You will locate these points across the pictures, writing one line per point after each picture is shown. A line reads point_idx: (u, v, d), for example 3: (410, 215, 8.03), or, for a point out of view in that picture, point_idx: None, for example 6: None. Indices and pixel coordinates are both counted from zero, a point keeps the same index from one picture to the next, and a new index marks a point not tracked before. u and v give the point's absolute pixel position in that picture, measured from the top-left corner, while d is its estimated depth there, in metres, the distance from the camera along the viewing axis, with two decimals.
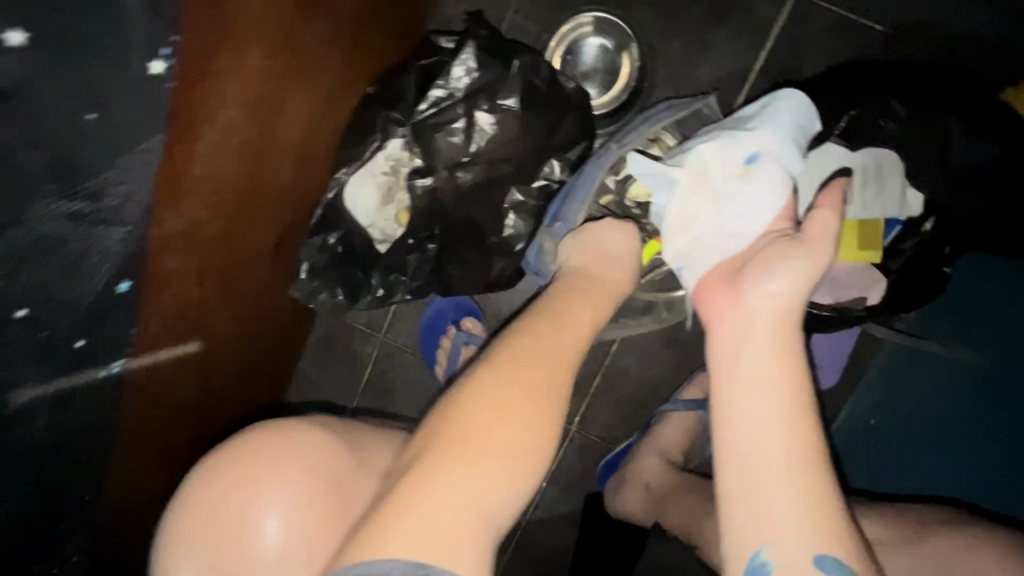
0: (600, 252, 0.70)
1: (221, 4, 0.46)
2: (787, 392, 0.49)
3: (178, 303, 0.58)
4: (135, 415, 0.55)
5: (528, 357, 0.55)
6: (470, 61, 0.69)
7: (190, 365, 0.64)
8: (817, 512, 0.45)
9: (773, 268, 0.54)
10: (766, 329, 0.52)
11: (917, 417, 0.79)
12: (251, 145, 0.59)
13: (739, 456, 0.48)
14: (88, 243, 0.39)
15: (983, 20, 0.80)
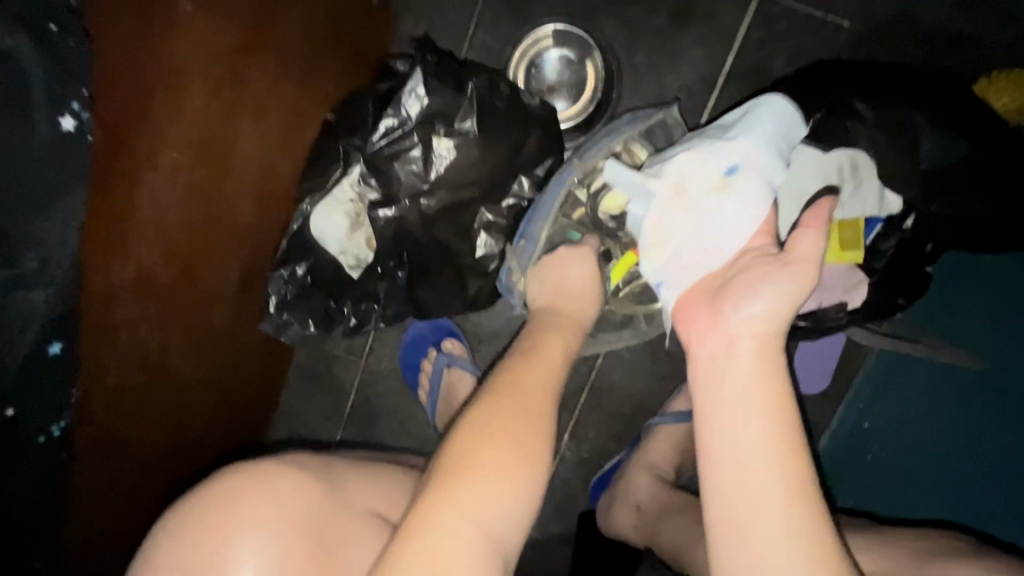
0: (565, 283, 0.69)
1: (148, 48, 0.46)
2: (773, 418, 0.46)
3: (138, 351, 0.57)
4: (84, 464, 0.55)
5: (514, 385, 0.55)
6: (418, 88, 0.68)
7: (154, 410, 0.63)
8: (812, 544, 0.43)
9: (757, 288, 0.49)
10: (749, 354, 0.48)
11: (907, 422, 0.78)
12: (202, 186, 0.58)
13: (727, 489, 0.46)
14: (9, 300, 0.40)
15: (953, 10, 0.78)
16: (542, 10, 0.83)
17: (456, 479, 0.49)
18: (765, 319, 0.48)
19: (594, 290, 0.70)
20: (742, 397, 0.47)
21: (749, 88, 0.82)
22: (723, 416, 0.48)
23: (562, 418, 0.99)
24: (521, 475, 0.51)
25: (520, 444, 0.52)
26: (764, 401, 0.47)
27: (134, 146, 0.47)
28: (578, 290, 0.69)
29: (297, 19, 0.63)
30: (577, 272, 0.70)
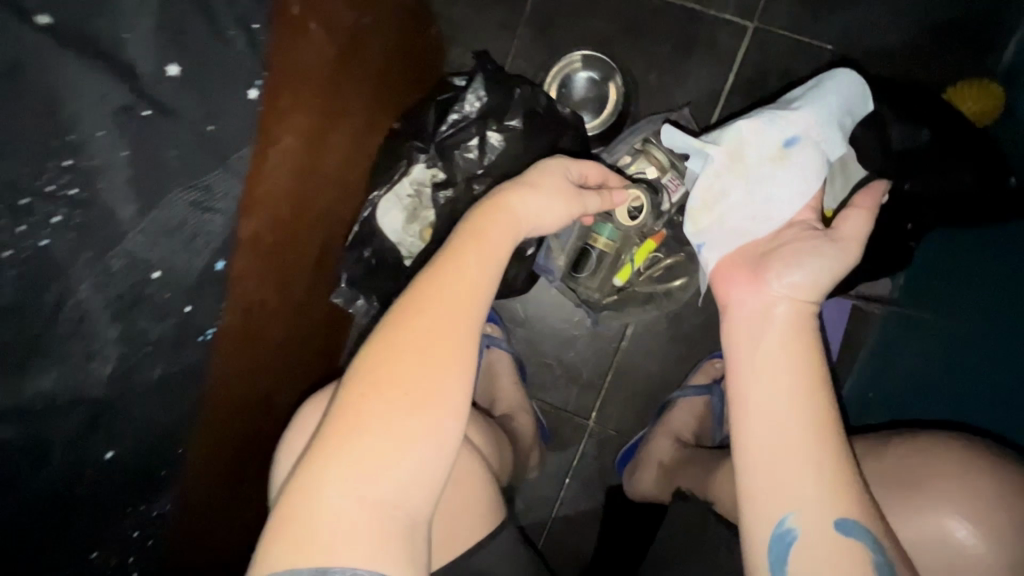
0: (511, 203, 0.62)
1: (284, 52, 0.57)
2: (801, 376, 0.54)
3: (248, 301, 0.64)
4: (217, 406, 0.62)
5: (402, 327, 0.52)
6: (479, 90, 0.81)
7: (263, 359, 0.72)
8: (835, 481, 0.50)
9: (800, 262, 0.57)
10: (785, 318, 0.56)
11: (913, 364, 0.89)
12: (299, 167, 0.68)
13: (761, 437, 0.53)
14: (199, 227, 0.48)
15: (918, 34, 0.92)
16: (569, 42, 1.00)
17: (338, 440, 0.48)
18: (798, 291, 0.57)
19: (556, 197, 0.61)
20: (775, 358, 0.55)
21: (747, 101, 0.96)
22: (757, 374, 0.55)
23: (590, 397, 1.08)
24: (405, 426, 0.49)
25: (404, 392, 0.49)
26: (796, 361, 0.55)
27: (269, 131, 0.59)
28: (523, 197, 0.59)
29: (375, 42, 0.77)
30: (538, 184, 0.61)
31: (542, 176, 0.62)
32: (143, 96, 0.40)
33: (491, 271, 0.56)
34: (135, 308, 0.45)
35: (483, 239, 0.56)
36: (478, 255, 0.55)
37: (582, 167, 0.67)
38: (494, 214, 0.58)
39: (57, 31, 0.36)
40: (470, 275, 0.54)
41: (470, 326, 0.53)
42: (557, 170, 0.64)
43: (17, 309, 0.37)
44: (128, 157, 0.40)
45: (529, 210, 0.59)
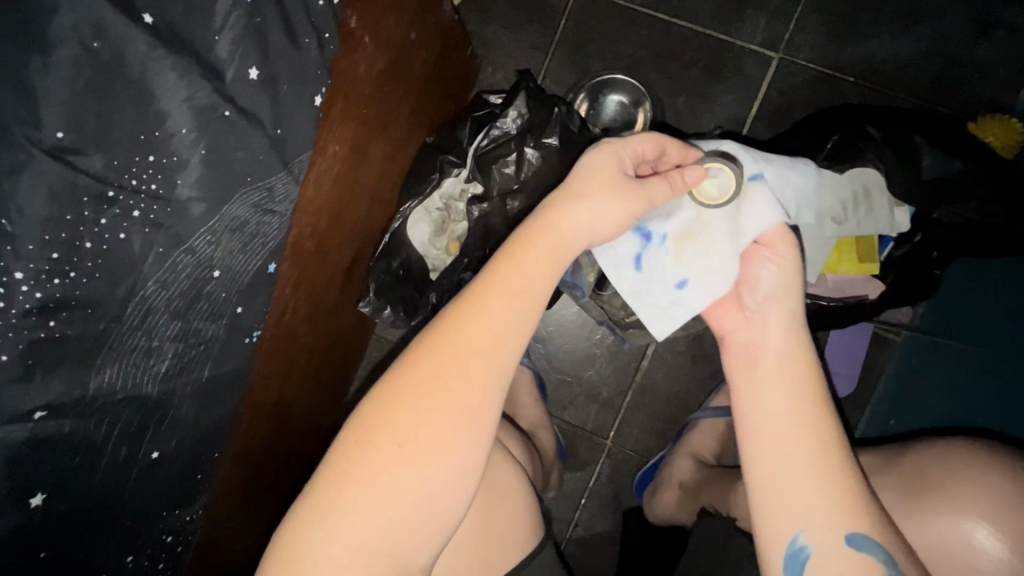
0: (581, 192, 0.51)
1: (343, 62, 0.56)
2: (804, 390, 0.52)
3: (284, 306, 0.61)
4: (253, 412, 0.61)
5: (412, 374, 0.46)
6: (521, 107, 0.82)
7: (296, 367, 0.71)
8: (844, 498, 0.48)
9: (756, 269, 0.57)
10: (774, 334, 0.55)
11: (926, 384, 0.91)
12: (344, 175, 0.66)
13: (766, 453, 0.51)
14: (261, 229, 0.48)
15: (938, 70, 0.96)
16: (598, 65, 1.03)
17: (329, 490, 0.44)
18: (781, 291, 0.55)
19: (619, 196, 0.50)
20: (777, 373, 0.53)
21: (773, 129, 0.99)
22: (763, 391, 0.52)
23: (608, 416, 1.07)
24: (407, 462, 0.45)
25: (403, 442, 0.45)
26: (799, 374, 0.52)
27: (321, 134, 0.57)
28: (570, 215, 0.50)
29: (420, 57, 0.77)
30: (598, 190, 0.50)
31: (589, 177, 0.51)
32: (226, 97, 0.42)
33: (531, 302, 0.49)
34: (193, 307, 0.45)
35: (517, 272, 0.49)
36: (508, 291, 0.48)
37: (636, 143, 0.54)
38: (531, 243, 0.49)
39: (157, 31, 0.38)
40: (509, 304, 0.48)
41: (492, 373, 0.47)
42: (608, 159, 0.52)
43: (88, 299, 0.39)
44: (204, 156, 0.42)
45: (582, 224, 0.50)
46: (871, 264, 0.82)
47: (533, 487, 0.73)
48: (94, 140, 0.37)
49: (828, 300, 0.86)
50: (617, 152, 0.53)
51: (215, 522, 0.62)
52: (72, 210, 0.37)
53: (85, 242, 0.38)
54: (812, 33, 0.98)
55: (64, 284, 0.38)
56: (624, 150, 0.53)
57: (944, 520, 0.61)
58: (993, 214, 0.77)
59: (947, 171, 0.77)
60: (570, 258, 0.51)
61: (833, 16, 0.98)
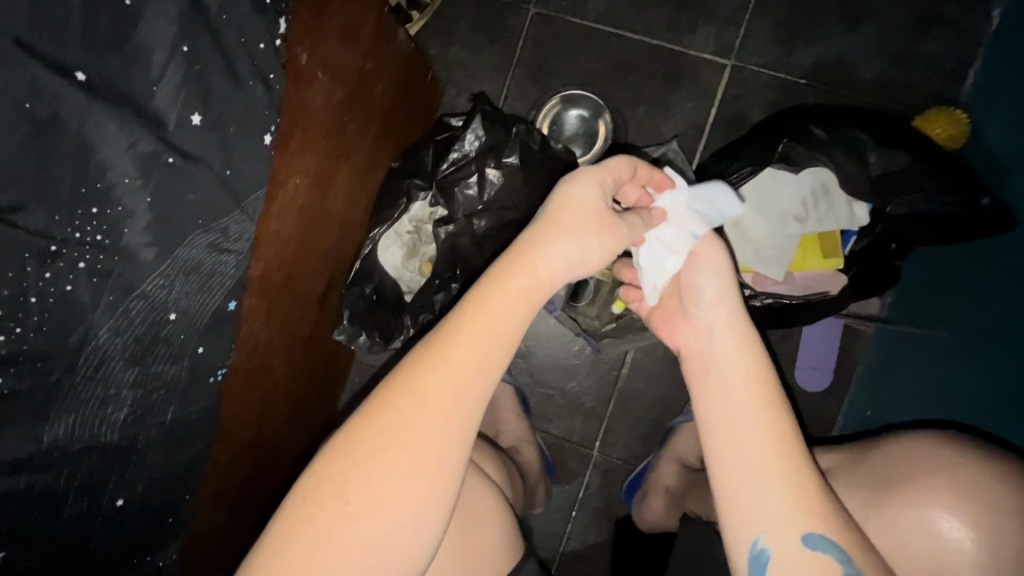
0: (568, 225, 0.52)
1: (296, 97, 0.57)
2: (767, 391, 0.53)
3: (251, 340, 0.60)
4: (225, 452, 0.60)
5: (366, 428, 0.47)
6: (479, 129, 0.82)
7: (270, 399, 0.70)
8: (802, 498, 0.48)
9: (696, 279, 0.60)
10: (726, 341, 0.57)
11: (891, 375, 0.93)
12: (308, 208, 0.66)
13: (728, 460, 0.51)
14: (213, 269, 0.48)
15: (885, 67, 0.99)
16: (558, 83, 1.05)
17: (280, 545, 0.44)
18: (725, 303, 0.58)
19: (597, 237, 0.52)
20: (741, 374, 0.55)
21: (731, 133, 1.02)
22: (737, 397, 0.53)
23: (593, 426, 1.07)
24: (380, 497, 0.45)
25: (347, 500, 0.45)
26: (764, 381, 0.54)
27: (280, 168, 0.57)
28: (549, 254, 0.51)
29: (379, 87, 0.79)
30: (571, 231, 0.52)
31: (567, 212, 0.52)
32: (169, 145, 0.43)
33: (504, 341, 0.50)
34: (151, 351, 0.46)
35: (488, 319, 0.49)
36: (477, 335, 0.49)
37: (613, 166, 0.56)
38: (503, 286, 0.50)
39: (93, 87, 0.39)
40: (488, 342, 0.49)
41: (450, 425, 0.47)
42: (583, 190, 0.53)
43: (39, 353, 0.39)
44: (151, 203, 0.42)
45: (558, 265, 0.51)
46: (834, 261, 0.85)
47: (509, 504, 0.73)
48: (33, 195, 0.37)
49: (794, 299, 0.87)
50: (591, 182, 0.54)
51: (194, 565, 0.61)
52: (14, 266, 0.37)
53: (30, 296, 0.38)
54: (762, 39, 1.01)
55: (11, 340, 0.38)
56: (599, 178, 0.54)
57: (908, 514, 0.60)
58: (945, 203, 0.77)
59: (895, 166, 0.79)
60: (536, 301, 0.52)
61: (781, 22, 1.01)
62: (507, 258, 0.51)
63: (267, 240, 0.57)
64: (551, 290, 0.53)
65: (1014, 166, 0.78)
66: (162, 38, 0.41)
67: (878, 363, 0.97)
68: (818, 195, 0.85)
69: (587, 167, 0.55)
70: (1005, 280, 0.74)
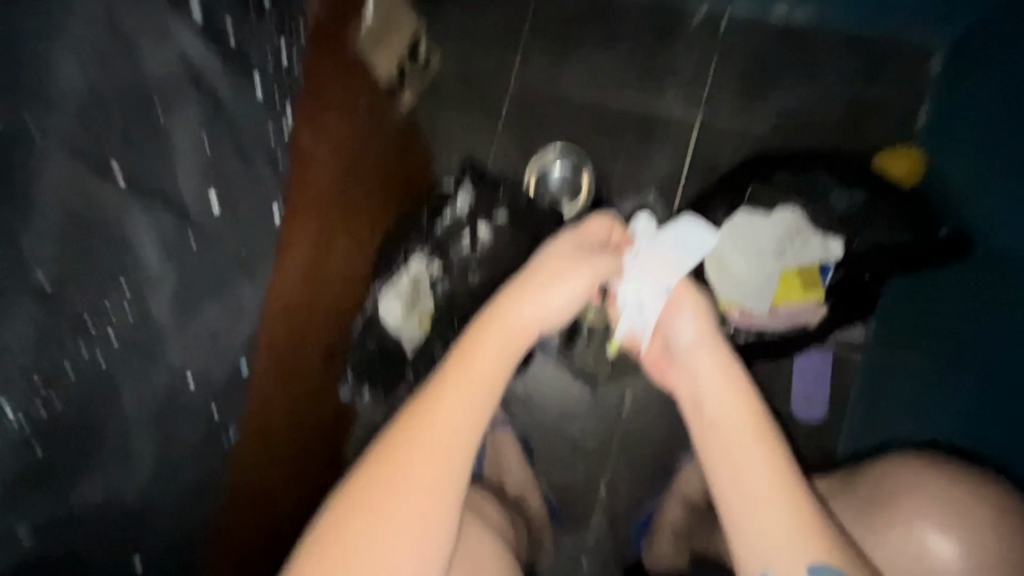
0: (536, 285, 0.56)
1: (299, 176, 0.63)
2: (749, 422, 0.55)
3: (259, 401, 0.63)
4: (235, 516, 0.62)
5: (357, 487, 0.50)
6: (469, 192, 0.91)
7: (280, 458, 0.73)
8: (797, 526, 0.50)
9: (676, 324, 0.61)
10: (711, 375, 0.57)
11: (882, 399, 0.97)
12: (311, 273, 0.71)
13: (724, 492, 0.53)
14: (228, 336, 0.52)
15: (841, 112, 1.07)
16: (541, 142, 1.13)
17: None
18: (708, 343, 0.59)
19: (559, 288, 0.56)
20: (724, 410, 0.56)
21: (705, 180, 1.09)
22: (718, 432, 0.55)
23: (597, 470, 1.08)
24: (381, 551, 0.48)
25: (347, 555, 0.48)
26: (739, 414, 0.55)
27: (287, 239, 0.63)
28: (518, 313, 0.55)
29: (375, 158, 0.86)
30: (536, 289, 0.56)
31: (533, 274, 0.57)
32: (190, 228, 0.47)
33: (484, 395, 0.53)
34: (171, 418, 0.49)
35: (464, 377, 0.53)
36: (455, 391, 0.52)
37: (585, 231, 0.63)
38: (479, 345, 0.54)
39: (127, 186, 0.43)
40: (468, 398, 0.52)
41: (440, 477, 0.51)
42: (550, 254, 0.60)
43: (69, 421, 0.43)
44: (174, 281, 0.47)
45: (528, 321, 0.55)
46: (814, 292, 0.89)
47: (513, 551, 0.74)
48: (73, 280, 0.43)
49: (775, 330, 0.93)
50: (559, 247, 0.60)
51: None
52: None
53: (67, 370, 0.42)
54: (726, 93, 1.10)
55: (48, 407, 0.42)
56: (571, 240, 0.61)
57: (897, 533, 0.63)
58: (894, 236, 0.85)
59: (845, 206, 0.88)
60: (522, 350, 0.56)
61: (741, 77, 1.10)
62: (480, 322, 0.56)
63: (273, 304, 0.61)
64: (529, 343, 0.56)
65: (976, 199, 0.84)
66: (185, 136, 0.46)
67: (870, 390, 0.99)
68: (792, 230, 0.88)
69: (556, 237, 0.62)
70: (987, 302, 0.78)
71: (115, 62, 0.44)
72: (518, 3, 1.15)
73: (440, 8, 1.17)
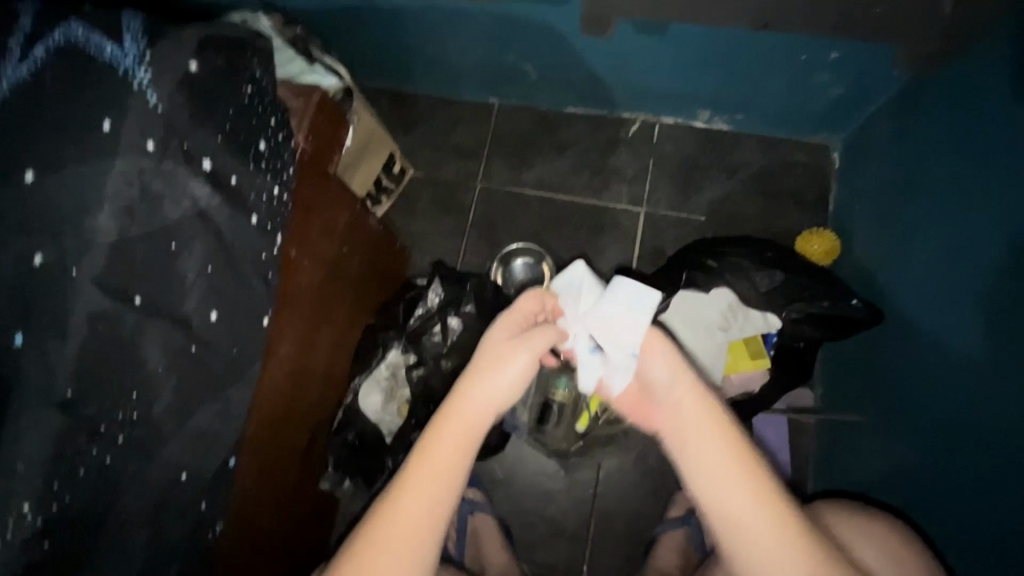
0: (487, 372, 0.62)
1: (286, 286, 0.73)
2: (732, 447, 0.58)
3: (242, 495, 0.68)
4: None
5: (342, 570, 0.56)
6: (439, 288, 1.00)
7: (261, 551, 0.76)
8: (789, 545, 0.55)
9: (650, 365, 0.65)
10: (690, 408, 0.60)
11: (832, 456, 1.04)
12: (294, 370, 0.78)
13: (719, 517, 0.57)
14: (219, 433, 0.59)
15: (764, 201, 1.23)
16: (506, 238, 1.26)
17: None
18: (683, 380, 0.62)
19: (507, 372, 0.62)
20: (706, 438, 0.59)
21: (655, 264, 1.22)
22: (704, 460, 0.58)
23: (578, 550, 1.09)
24: None
25: None
26: (719, 442, 0.58)
27: (273, 338, 0.71)
28: (473, 401, 0.62)
29: (355, 262, 0.96)
30: (487, 376, 0.62)
31: (483, 361, 0.64)
32: (192, 338, 0.55)
33: (449, 476, 0.60)
34: (162, 511, 0.55)
35: (430, 463, 0.59)
36: (424, 476, 0.59)
37: (521, 307, 0.69)
38: (440, 433, 0.61)
39: (143, 307, 0.51)
40: (436, 481, 0.59)
41: (419, 551, 0.57)
42: (495, 339, 0.66)
43: (75, 519, 0.49)
44: (175, 385, 0.54)
45: (482, 408, 0.62)
46: (762, 360, 1.00)
47: None
48: (90, 391, 0.49)
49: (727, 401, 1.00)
50: (502, 330, 0.67)
51: None
52: (72, 447, 0.48)
53: (78, 470, 0.48)
54: (664, 190, 1.26)
55: (57, 509, 0.47)
56: (508, 320, 0.68)
57: None
58: (824, 306, 0.95)
59: (777, 281, 0.97)
60: (478, 433, 0.62)
61: (676, 176, 1.26)
62: (442, 411, 0.62)
63: (259, 401, 0.68)
64: (486, 427, 0.63)
65: (888, 271, 0.96)
66: (193, 263, 0.55)
67: (826, 451, 1.06)
68: (734, 308, 1.01)
69: (499, 318, 0.68)
70: (895, 370, 0.89)
71: (140, 211, 0.51)
72: (480, 121, 1.33)
73: (413, 129, 1.35)
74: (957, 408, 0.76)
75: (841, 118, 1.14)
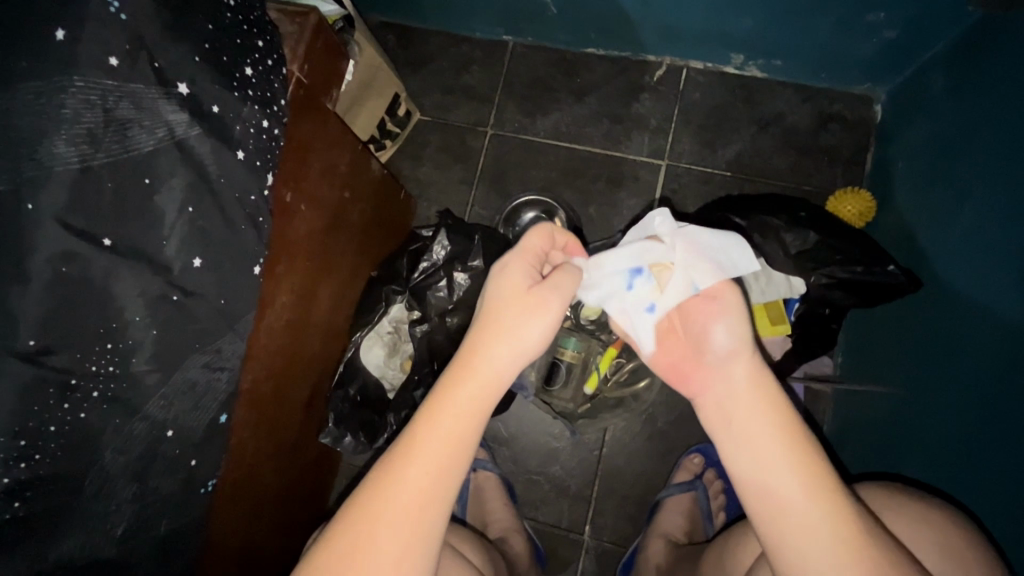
0: (503, 324, 0.56)
1: (281, 231, 0.67)
2: (783, 434, 0.54)
3: (237, 450, 0.65)
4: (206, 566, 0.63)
5: (345, 529, 0.52)
6: (444, 241, 0.94)
7: (261, 505, 0.75)
8: (838, 543, 0.50)
9: (710, 326, 0.58)
10: (741, 386, 0.56)
11: (850, 427, 1.00)
12: (293, 321, 0.74)
13: (764, 506, 0.52)
14: (207, 388, 0.55)
15: (796, 157, 1.14)
16: (516, 190, 1.19)
17: None
18: (742, 353, 0.57)
19: (527, 325, 0.56)
20: (758, 421, 0.54)
21: None
22: (752, 443, 0.54)
23: (581, 509, 1.08)
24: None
25: None
26: (769, 426, 0.54)
27: (268, 288, 0.66)
28: (489, 358, 0.56)
29: (357, 209, 0.90)
30: (504, 331, 0.56)
31: (499, 313, 0.57)
32: (174, 286, 0.50)
33: (463, 439, 0.55)
34: (149, 467, 0.52)
35: (442, 423, 0.54)
36: (436, 435, 0.54)
37: (531, 247, 0.60)
38: (455, 391, 0.55)
39: (116, 249, 0.47)
40: (448, 442, 0.54)
41: (427, 514, 0.53)
42: (507, 283, 0.58)
43: (51, 476, 0.45)
44: (156, 335, 0.50)
45: (500, 365, 0.56)
46: (782, 326, 0.92)
47: None
48: (60, 340, 0.45)
49: None
50: (518, 274, 0.59)
51: None
52: (40, 401, 0.44)
53: (50, 425, 0.45)
54: (688, 142, 1.17)
55: (30, 466, 0.44)
56: (522, 260, 0.59)
57: None
58: (856, 271, 0.89)
59: (808, 243, 0.91)
60: (500, 389, 0.57)
61: (702, 127, 1.17)
62: (454, 367, 0.56)
63: (255, 353, 0.64)
64: (501, 388, 0.57)
65: (923, 236, 0.89)
66: (172, 203, 0.49)
67: (843, 421, 1.02)
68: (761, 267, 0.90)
69: (506, 258, 0.60)
70: (931, 337, 0.83)
71: (104, 138, 0.46)
72: (493, 61, 1.23)
73: (420, 69, 1.25)
74: (987, 381, 0.70)
75: (889, 66, 1.04)
